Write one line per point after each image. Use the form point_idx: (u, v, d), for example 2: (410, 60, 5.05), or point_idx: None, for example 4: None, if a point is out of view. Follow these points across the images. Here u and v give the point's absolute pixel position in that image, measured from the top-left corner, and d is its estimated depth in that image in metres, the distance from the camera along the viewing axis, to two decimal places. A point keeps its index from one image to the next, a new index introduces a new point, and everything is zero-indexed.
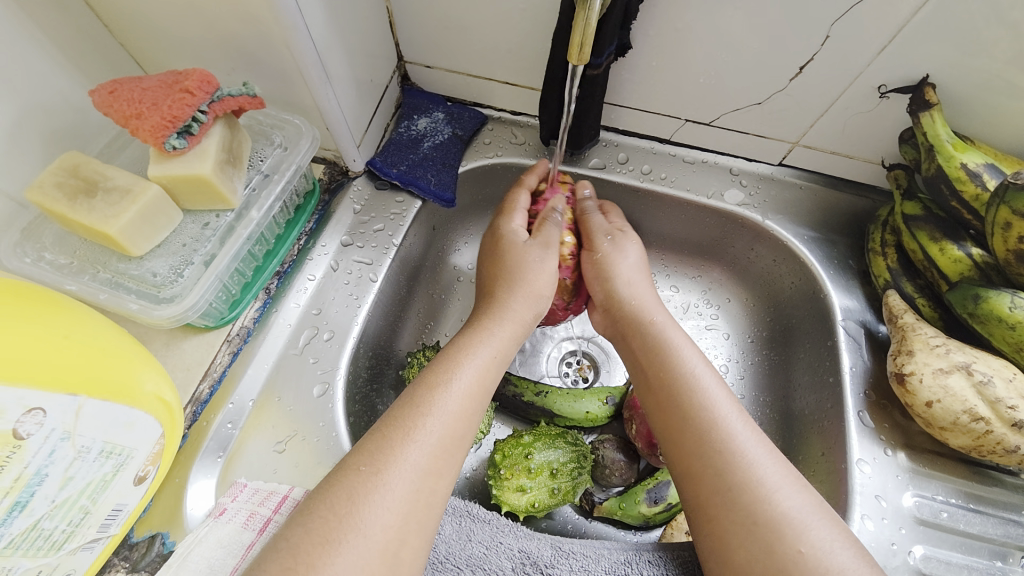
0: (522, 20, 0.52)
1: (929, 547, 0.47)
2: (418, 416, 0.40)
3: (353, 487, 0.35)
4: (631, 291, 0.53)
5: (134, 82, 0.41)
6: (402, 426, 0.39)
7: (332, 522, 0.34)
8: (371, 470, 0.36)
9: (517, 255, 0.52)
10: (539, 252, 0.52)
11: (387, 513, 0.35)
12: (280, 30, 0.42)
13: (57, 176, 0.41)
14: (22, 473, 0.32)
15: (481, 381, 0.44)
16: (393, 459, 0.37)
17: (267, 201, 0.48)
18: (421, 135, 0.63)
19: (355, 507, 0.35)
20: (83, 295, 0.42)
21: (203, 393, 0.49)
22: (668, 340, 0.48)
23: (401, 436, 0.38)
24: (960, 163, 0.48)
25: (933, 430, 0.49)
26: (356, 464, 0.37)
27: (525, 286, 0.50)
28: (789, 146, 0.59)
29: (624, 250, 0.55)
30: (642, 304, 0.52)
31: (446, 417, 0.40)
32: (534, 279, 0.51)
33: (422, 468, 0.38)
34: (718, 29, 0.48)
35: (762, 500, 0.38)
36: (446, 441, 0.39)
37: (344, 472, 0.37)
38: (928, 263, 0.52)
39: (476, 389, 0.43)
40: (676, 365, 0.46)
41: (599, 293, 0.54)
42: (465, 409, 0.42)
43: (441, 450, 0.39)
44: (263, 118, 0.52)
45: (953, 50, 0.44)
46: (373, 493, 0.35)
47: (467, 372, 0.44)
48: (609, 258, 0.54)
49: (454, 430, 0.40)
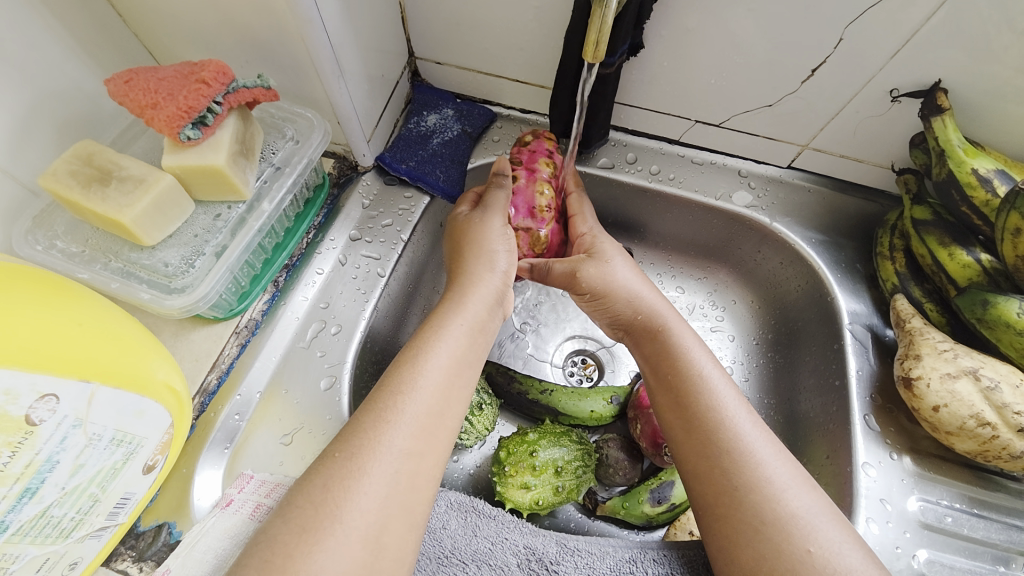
0: (535, 18, 0.52)
1: (932, 551, 0.47)
2: (392, 395, 0.40)
3: (331, 473, 0.36)
4: (638, 298, 0.52)
5: (150, 72, 0.41)
6: (376, 409, 0.39)
7: (309, 511, 0.34)
8: (346, 454, 0.36)
9: (470, 231, 0.52)
10: (481, 217, 0.53)
11: (368, 498, 0.35)
12: (295, 23, 0.43)
13: (71, 164, 0.41)
14: (33, 459, 0.32)
15: (456, 358, 0.44)
16: (369, 443, 0.37)
17: (278, 192, 0.49)
18: (431, 131, 0.63)
19: (331, 494, 0.35)
20: (95, 283, 0.42)
21: (211, 384, 0.50)
22: (678, 342, 0.48)
23: (375, 417, 0.38)
24: (971, 168, 0.48)
25: (939, 434, 0.49)
26: (332, 450, 0.37)
27: (477, 249, 0.51)
28: (799, 148, 0.59)
29: (613, 271, 0.53)
30: (652, 309, 0.51)
31: (424, 394, 0.40)
32: (484, 241, 0.51)
33: (401, 450, 0.37)
34: (731, 30, 0.48)
35: (770, 500, 0.38)
36: (423, 418, 0.39)
37: (322, 460, 0.37)
38: (937, 268, 0.52)
39: (451, 366, 0.43)
40: (687, 366, 0.46)
41: (606, 317, 0.54)
42: (439, 386, 0.41)
43: (420, 431, 0.39)
44: (275, 111, 0.52)
45: (967, 56, 0.44)
46: (350, 478, 0.35)
47: (441, 351, 0.43)
48: (605, 281, 0.52)
49: (431, 408, 0.40)
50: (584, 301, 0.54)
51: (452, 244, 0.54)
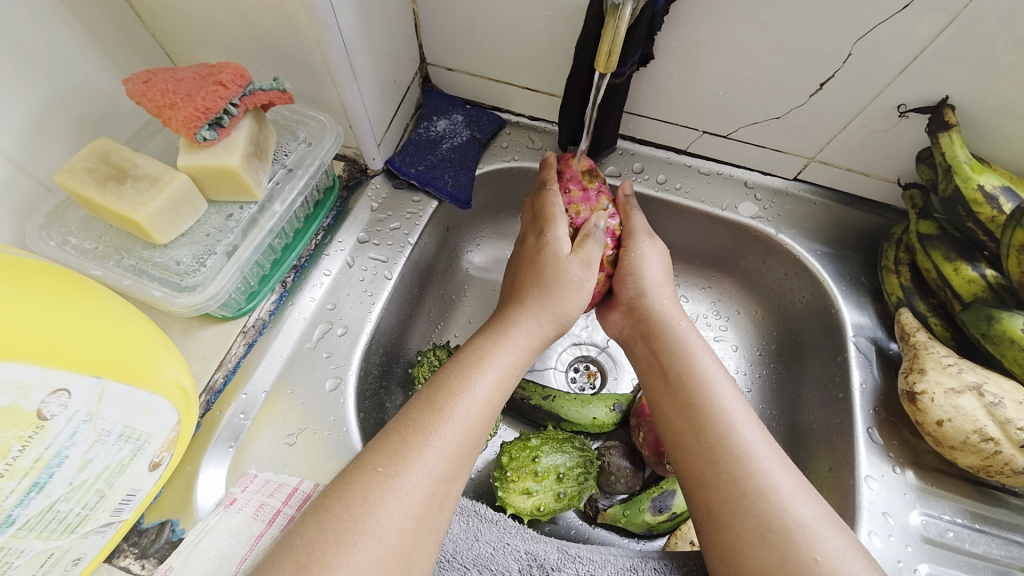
0: (546, 27, 0.52)
1: (934, 566, 0.47)
2: (437, 419, 0.40)
3: (369, 487, 0.36)
4: (655, 296, 0.53)
5: (169, 73, 0.42)
6: (422, 430, 0.39)
7: (346, 522, 0.34)
8: (387, 471, 0.36)
9: (562, 281, 0.50)
10: (580, 272, 0.50)
11: (402, 516, 0.35)
12: (312, 27, 0.43)
13: (87, 162, 0.41)
14: (42, 454, 0.33)
15: (499, 385, 0.44)
16: (411, 463, 0.37)
17: (289, 194, 0.49)
18: (440, 137, 0.63)
19: (371, 507, 0.35)
20: (108, 280, 0.43)
21: (217, 383, 0.50)
22: (689, 348, 0.48)
23: (421, 439, 0.38)
24: (977, 185, 0.48)
25: (942, 449, 0.49)
26: (373, 463, 0.37)
27: (557, 306, 0.50)
28: (805, 161, 0.59)
29: (655, 264, 0.54)
30: (666, 309, 0.52)
31: (465, 423, 0.40)
32: (568, 299, 0.50)
33: (438, 472, 0.38)
34: (740, 43, 0.49)
35: (775, 508, 0.38)
36: (462, 448, 0.40)
37: (359, 471, 0.37)
38: (942, 283, 0.52)
39: (494, 394, 0.44)
40: (695, 372, 0.46)
41: (629, 290, 0.54)
42: (483, 416, 0.42)
43: (457, 456, 0.39)
44: (289, 113, 0.53)
45: (974, 72, 0.45)
46: (388, 495, 0.35)
47: (488, 377, 0.44)
48: (638, 263, 0.53)
49: (469, 437, 0.40)
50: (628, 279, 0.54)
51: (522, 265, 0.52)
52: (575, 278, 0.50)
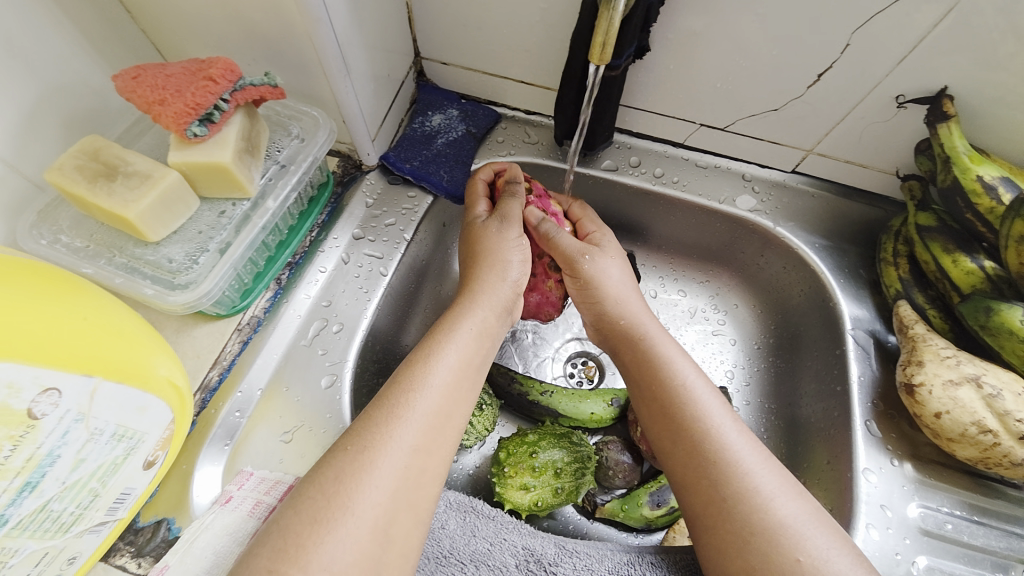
0: (541, 19, 0.52)
1: (932, 558, 0.47)
2: (403, 393, 0.40)
3: (342, 466, 0.36)
4: (619, 296, 0.53)
5: (158, 68, 0.42)
6: (387, 405, 0.39)
7: (320, 502, 0.34)
8: (357, 449, 0.36)
9: (486, 238, 0.52)
10: (497, 227, 0.51)
11: (376, 491, 0.35)
12: (303, 21, 0.43)
13: (77, 159, 0.41)
14: (34, 453, 0.32)
15: (466, 359, 0.44)
16: (381, 438, 0.37)
17: (282, 190, 0.49)
18: (435, 132, 0.63)
19: (343, 487, 0.35)
20: (99, 278, 0.42)
21: (212, 381, 0.50)
22: (661, 351, 0.48)
23: (386, 414, 0.38)
24: (976, 175, 0.48)
25: (940, 441, 0.49)
26: (345, 443, 0.37)
27: (490, 257, 0.50)
28: (803, 153, 0.59)
29: (606, 268, 0.53)
30: (631, 317, 0.52)
31: (433, 393, 0.40)
32: (496, 249, 0.51)
33: (411, 446, 0.38)
34: (737, 34, 0.48)
35: (757, 510, 0.38)
36: (432, 418, 0.39)
37: (333, 453, 0.37)
38: (940, 275, 0.52)
39: (460, 368, 0.43)
40: (669, 376, 0.46)
41: (588, 315, 0.54)
42: (451, 387, 0.42)
43: (429, 428, 0.39)
44: (281, 109, 0.53)
45: (974, 62, 0.44)
46: (362, 472, 0.35)
47: (452, 351, 0.43)
48: (594, 280, 0.53)
49: (440, 407, 0.40)
50: (574, 286, 0.54)
51: (464, 248, 0.55)
52: (493, 234, 0.51)
